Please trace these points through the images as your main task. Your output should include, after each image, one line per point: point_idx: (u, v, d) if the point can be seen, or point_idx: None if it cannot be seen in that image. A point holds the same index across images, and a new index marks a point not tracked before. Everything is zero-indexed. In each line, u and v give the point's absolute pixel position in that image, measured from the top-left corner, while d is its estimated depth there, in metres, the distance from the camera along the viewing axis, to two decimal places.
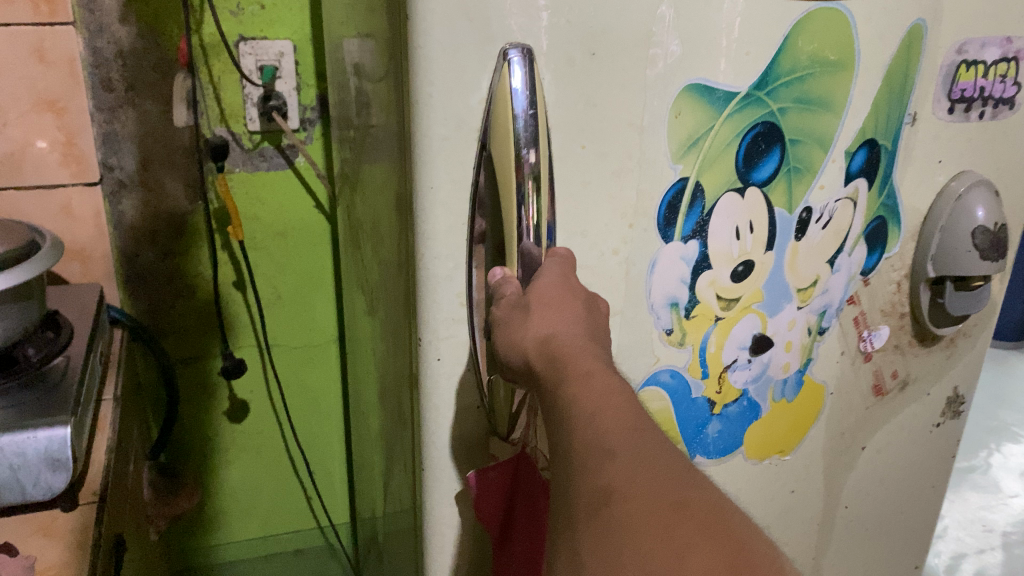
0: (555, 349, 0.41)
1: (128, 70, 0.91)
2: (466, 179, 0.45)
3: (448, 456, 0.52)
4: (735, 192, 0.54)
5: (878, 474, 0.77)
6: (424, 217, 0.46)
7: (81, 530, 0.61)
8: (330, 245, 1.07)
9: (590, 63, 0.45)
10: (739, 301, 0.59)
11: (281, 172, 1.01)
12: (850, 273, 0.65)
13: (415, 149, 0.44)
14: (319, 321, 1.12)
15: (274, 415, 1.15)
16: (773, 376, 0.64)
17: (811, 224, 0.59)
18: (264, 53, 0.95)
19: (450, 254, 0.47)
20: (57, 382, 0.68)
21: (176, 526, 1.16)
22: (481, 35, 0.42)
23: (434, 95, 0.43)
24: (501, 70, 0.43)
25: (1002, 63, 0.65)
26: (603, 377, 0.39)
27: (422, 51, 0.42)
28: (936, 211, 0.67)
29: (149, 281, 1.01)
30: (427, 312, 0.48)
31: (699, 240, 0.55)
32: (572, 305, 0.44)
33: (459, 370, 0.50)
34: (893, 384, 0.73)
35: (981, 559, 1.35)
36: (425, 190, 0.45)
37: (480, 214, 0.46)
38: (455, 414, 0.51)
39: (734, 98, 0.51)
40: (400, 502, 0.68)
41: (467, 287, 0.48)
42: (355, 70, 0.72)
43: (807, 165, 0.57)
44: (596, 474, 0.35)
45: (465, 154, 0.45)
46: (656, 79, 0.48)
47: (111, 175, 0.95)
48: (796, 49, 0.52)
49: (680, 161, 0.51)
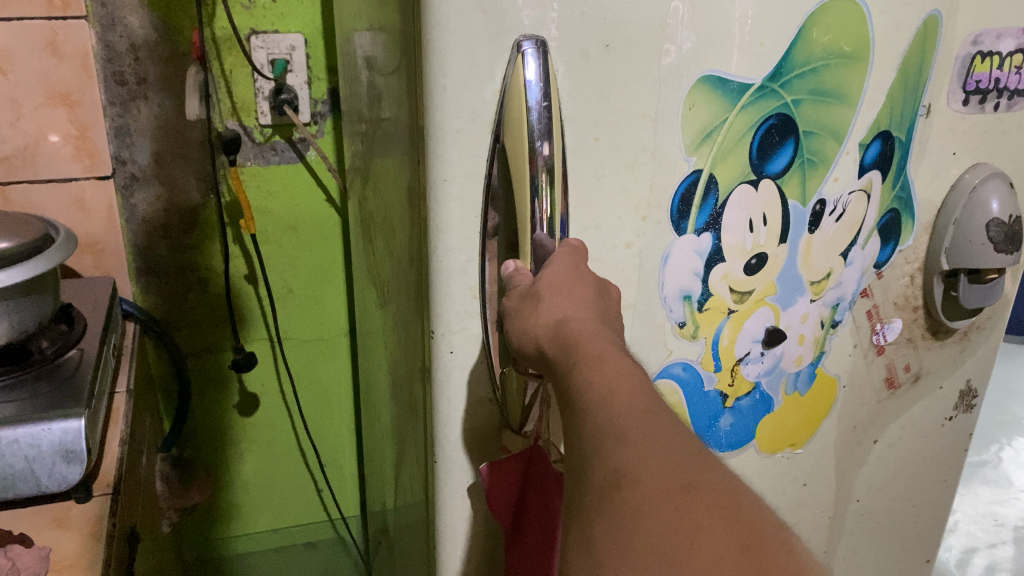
0: (567, 333, 0.41)
1: (140, 64, 0.92)
2: (479, 172, 0.45)
3: (464, 445, 0.53)
4: (749, 185, 0.54)
5: (891, 469, 0.77)
6: (436, 211, 0.46)
7: (95, 521, 0.62)
8: (341, 238, 1.08)
9: (604, 55, 0.45)
10: (752, 294, 0.59)
11: (292, 166, 1.02)
12: (863, 266, 0.64)
13: (429, 143, 0.44)
14: (330, 314, 1.12)
15: (286, 407, 1.15)
16: (785, 369, 0.64)
17: (825, 216, 0.59)
18: (276, 47, 0.96)
19: (462, 248, 0.47)
20: (71, 374, 0.69)
21: (188, 519, 1.16)
22: (495, 28, 0.42)
23: (448, 88, 0.43)
24: (515, 62, 0.43)
25: (1017, 54, 0.65)
26: (615, 360, 0.39)
27: (436, 43, 0.42)
28: (949, 206, 0.67)
29: (160, 275, 1.02)
30: (440, 306, 0.48)
31: (713, 233, 0.54)
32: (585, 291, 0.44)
33: (472, 362, 0.50)
34: (905, 377, 0.73)
35: (992, 553, 1.34)
36: (438, 183, 0.45)
37: (493, 209, 0.46)
38: (467, 407, 0.51)
39: (748, 90, 0.51)
40: (411, 496, 0.68)
41: (480, 280, 0.48)
42: (367, 62, 0.72)
43: (821, 158, 0.57)
44: (608, 458, 0.35)
45: (479, 146, 0.45)
46: (673, 70, 0.48)
47: (124, 169, 0.96)
48: (811, 40, 0.52)
49: (694, 153, 0.51)
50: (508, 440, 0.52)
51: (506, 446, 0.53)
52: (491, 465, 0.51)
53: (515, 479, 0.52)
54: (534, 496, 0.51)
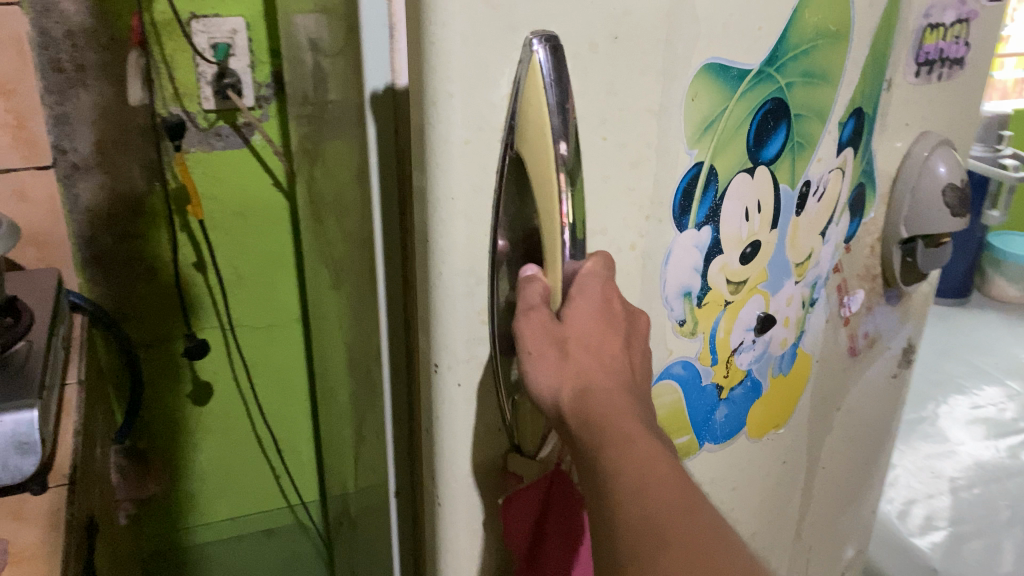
0: (589, 406, 0.43)
1: (78, 50, 0.90)
2: (486, 184, 0.44)
3: (470, 462, 0.52)
4: (746, 172, 0.55)
5: (847, 431, 0.80)
6: (443, 230, 0.44)
7: (54, 512, 0.61)
8: (290, 222, 1.08)
9: (612, 48, 0.44)
10: (746, 283, 0.60)
11: (238, 151, 1.01)
12: (836, 244, 0.68)
13: (433, 158, 0.42)
14: (282, 299, 1.12)
15: (240, 394, 1.15)
16: (773, 352, 0.66)
17: (809, 198, 0.62)
18: (216, 31, 0.95)
19: (469, 267, 0.46)
20: (21, 366, 0.68)
21: (145, 511, 1.14)
22: (503, 24, 0.40)
23: (454, 98, 0.41)
24: (527, 62, 0.41)
25: (957, 25, 0.69)
26: (645, 442, 0.42)
27: (440, 48, 0.40)
28: (904, 174, 0.71)
29: (107, 265, 1.00)
30: (447, 330, 0.47)
31: (711, 227, 0.55)
32: (613, 343, 0.47)
33: (476, 385, 0.49)
34: (863, 343, 0.77)
35: (930, 504, 1.33)
36: (443, 201, 0.43)
37: (501, 229, 0.46)
38: (475, 429, 0.51)
39: (745, 77, 0.52)
40: (375, 474, 0.69)
41: (487, 299, 0.47)
42: (312, 44, 0.73)
43: (808, 140, 0.59)
44: (650, 566, 0.38)
45: (487, 160, 0.43)
46: (672, 62, 0.47)
47: (65, 158, 0.94)
48: (802, 23, 0.54)
49: (696, 145, 0.51)
50: (517, 466, 0.53)
51: (517, 472, 0.53)
52: (510, 497, 0.53)
53: (534, 506, 0.53)
54: (556, 519, 0.53)
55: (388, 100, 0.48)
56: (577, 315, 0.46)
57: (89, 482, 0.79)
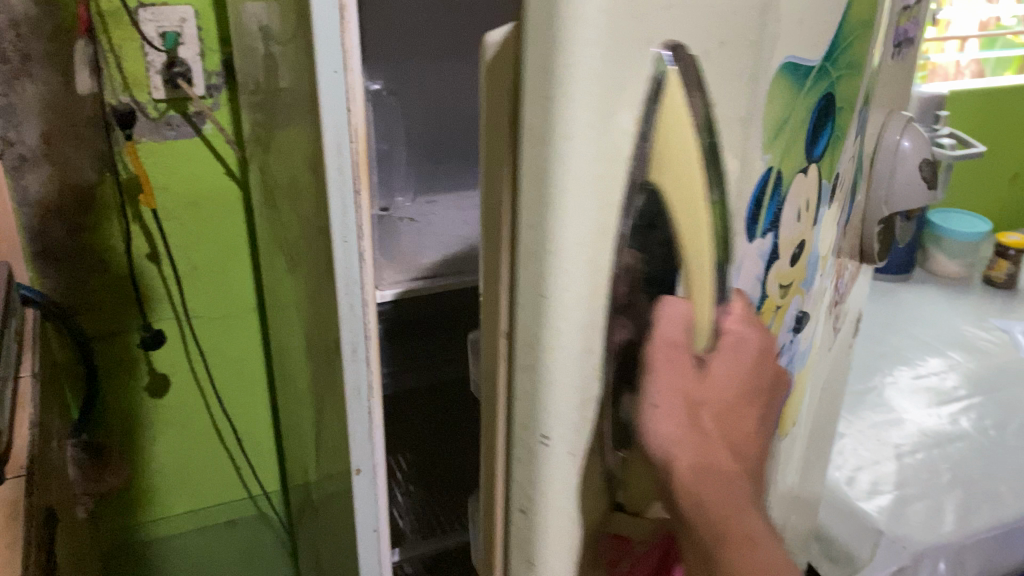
0: (709, 480, 0.38)
1: (22, 40, 0.88)
2: (608, 223, 0.36)
3: (572, 540, 0.43)
4: (802, 172, 0.50)
5: (828, 409, 0.82)
6: (557, 273, 0.36)
7: (12, 503, 0.61)
8: (244, 211, 1.07)
9: (718, 55, 0.37)
10: (790, 286, 0.55)
11: (190, 141, 1.01)
12: (841, 231, 0.68)
13: (550, 196, 0.35)
14: (237, 289, 1.11)
15: (198, 384, 1.14)
16: (799, 352, 0.63)
17: (834, 191, 0.59)
18: (165, 19, 0.94)
19: (583, 319, 0.38)
20: None
21: (104, 506, 1.13)
22: (634, 36, 0.33)
23: (580, 124, 0.33)
24: (659, 80, 0.35)
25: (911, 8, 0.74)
26: (767, 547, 0.38)
27: (567, 66, 0.32)
28: (881, 156, 0.74)
29: (58, 258, 0.99)
30: (552, 396, 0.39)
31: (772, 233, 0.49)
32: (752, 417, 0.42)
33: (582, 453, 0.41)
34: (844, 321, 0.80)
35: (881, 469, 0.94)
36: (558, 242, 0.35)
37: (620, 274, 0.38)
38: (580, 497, 0.42)
39: (809, 73, 0.46)
40: (337, 457, 0.70)
41: (602, 349, 0.39)
42: (263, 31, 0.74)
43: (839, 134, 0.56)
44: None
45: (610, 193, 0.36)
46: (760, 61, 0.40)
47: (11, 150, 0.92)
48: (851, 16, 0.50)
49: (768, 151, 0.44)
50: (618, 523, 0.45)
51: (615, 532, 0.45)
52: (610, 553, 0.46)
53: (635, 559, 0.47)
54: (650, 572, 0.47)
55: (339, 81, 0.49)
56: (717, 371, 0.41)
57: (46, 475, 0.78)
